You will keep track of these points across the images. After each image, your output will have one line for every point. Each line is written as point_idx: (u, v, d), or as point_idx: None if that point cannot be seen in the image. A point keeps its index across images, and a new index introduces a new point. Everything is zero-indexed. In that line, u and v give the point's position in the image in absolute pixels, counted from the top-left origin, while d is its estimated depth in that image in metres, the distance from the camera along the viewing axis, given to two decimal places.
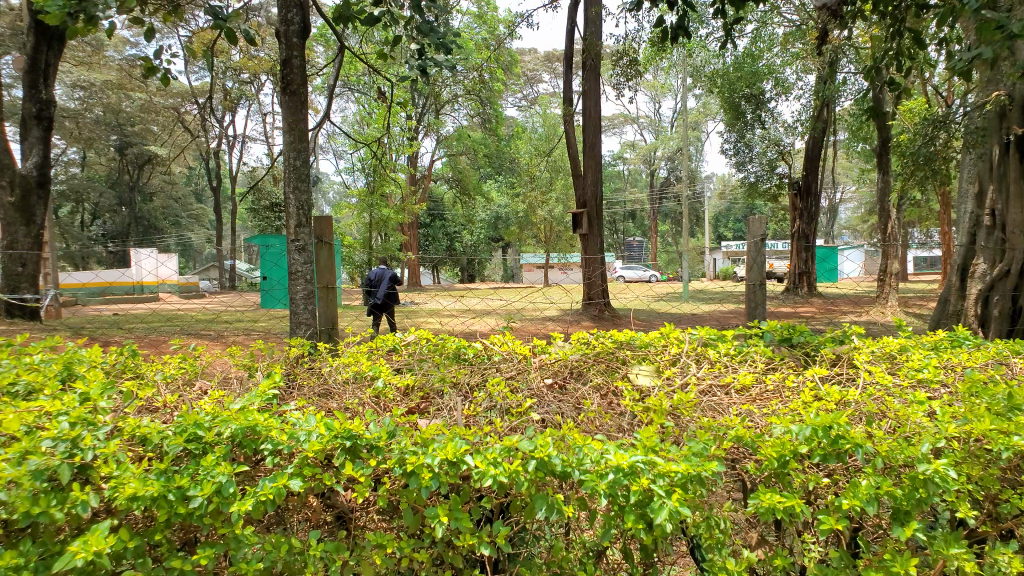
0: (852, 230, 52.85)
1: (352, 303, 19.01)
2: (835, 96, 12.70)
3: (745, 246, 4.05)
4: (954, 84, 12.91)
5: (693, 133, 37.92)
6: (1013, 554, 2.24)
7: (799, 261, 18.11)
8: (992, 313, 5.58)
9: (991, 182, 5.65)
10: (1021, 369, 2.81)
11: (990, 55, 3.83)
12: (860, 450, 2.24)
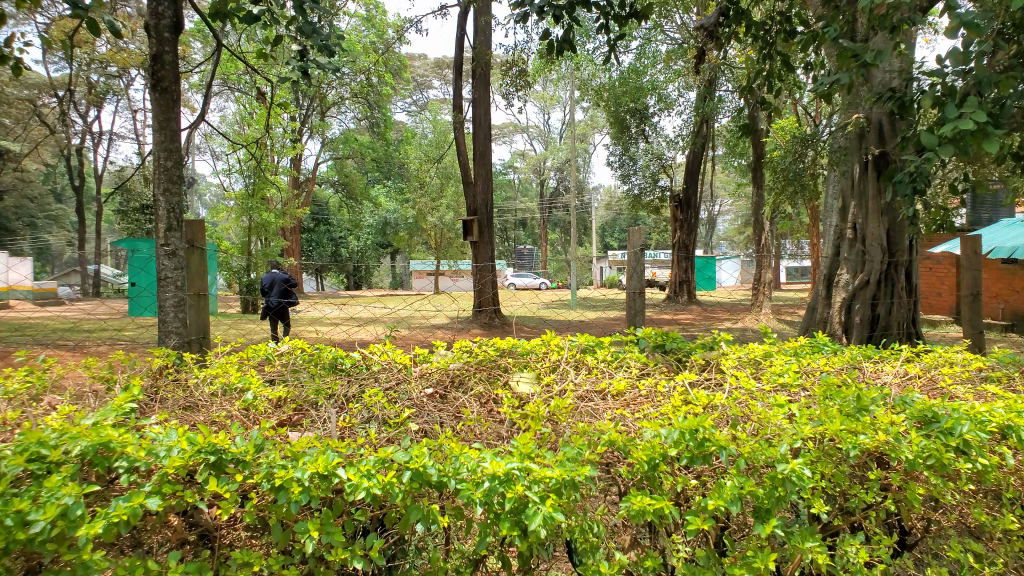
0: (728, 241, 55.65)
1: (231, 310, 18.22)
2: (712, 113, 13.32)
3: (626, 255, 4.15)
4: (818, 106, 13.84)
5: (581, 144, 38.83)
6: (861, 545, 2.40)
7: (680, 271, 18.86)
8: (854, 321, 5.92)
9: (853, 198, 6.04)
10: (872, 373, 3.02)
11: (846, 80, 4.12)
12: (724, 452, 2.35)
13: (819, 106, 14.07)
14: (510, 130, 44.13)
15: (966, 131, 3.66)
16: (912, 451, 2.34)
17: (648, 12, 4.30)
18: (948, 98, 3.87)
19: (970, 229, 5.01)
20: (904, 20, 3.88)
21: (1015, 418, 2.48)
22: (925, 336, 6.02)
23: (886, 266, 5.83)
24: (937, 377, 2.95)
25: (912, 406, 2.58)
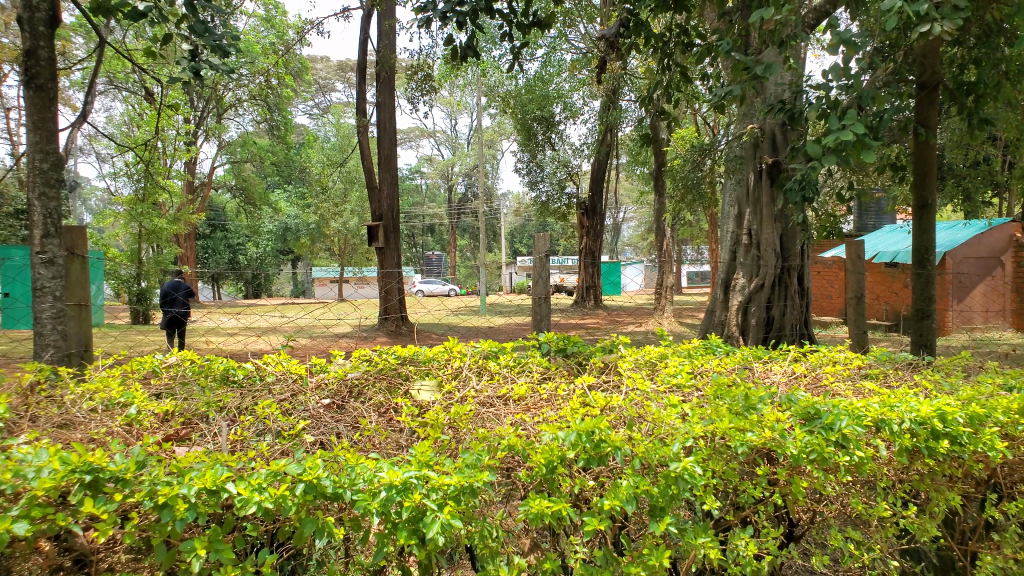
0: (634, 248, 57.33)
1: (118, 321, 17.27)
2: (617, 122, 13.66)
3: (531, 262, 4.17)
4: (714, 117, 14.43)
5: (489, 150, 39.05)
6: (750, 539, 2.49)
7: (587, 276, 19.21)
8: (751, 323, 6.16)
9: (748, 205, 6.28)
10: (761, 372, 3.15)
11: (739, 91, 4.28)
12: (618, 453, 2.40)
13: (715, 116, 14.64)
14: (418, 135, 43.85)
15: (847, 142, 3.87)
16: (795, 447, 2.45)
17: (551, 20, 4.35)
18: (832, 112, 4.07)
19: (853, 235, 5.27)
20: (792, 35, 4.06)
21: (888, 411, 2.64)
22: (816, 336, 6.34)
23: (779, 270, 6.10)
24: (820, 374, 3.10)
25: (796, 404, 2.71)
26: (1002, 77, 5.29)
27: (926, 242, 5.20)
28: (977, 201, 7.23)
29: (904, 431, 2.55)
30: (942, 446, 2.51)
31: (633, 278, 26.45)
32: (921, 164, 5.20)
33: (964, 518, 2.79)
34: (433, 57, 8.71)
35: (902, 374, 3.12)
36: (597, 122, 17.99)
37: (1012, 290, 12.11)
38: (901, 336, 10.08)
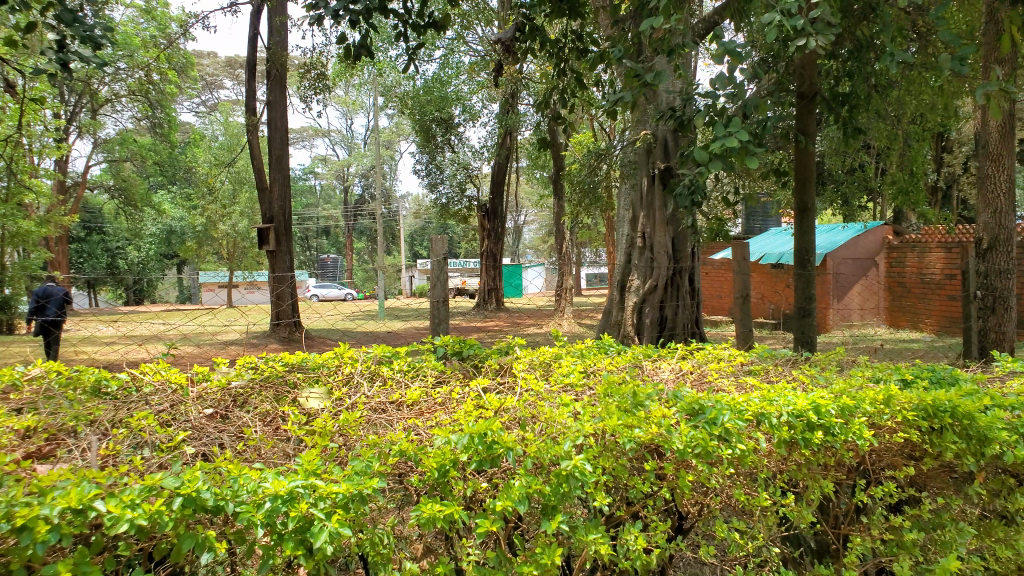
0: (534, 250, 58.06)
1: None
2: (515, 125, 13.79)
3: (429, 264, 4.09)
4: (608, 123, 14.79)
5: (387, 152, 38.63)
6: (639, 533, 2.56)
7: (488, 279, 19.29)
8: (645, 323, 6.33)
9: (642, 209, 6.46)
10: (651, 369, 3.24)
11: (630, 97, 4.38)
12: (510, 453, 2.41)
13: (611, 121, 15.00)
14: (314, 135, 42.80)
15: (732, 148, 4.01)
16: (681, 441, 2.53)
17: (447, 22, 4.33)
18: (718, 119, 4.22)
19: (739, 237, 5.51)
20: (681, 44, 4.19)
21: (767, 405, 2.76)
22: (707, 334, 6.60)
23: (672, 272, 6.33)
24: (707, 371, 3.21)
25: (682, 400, 2.80)
26: (872, 90, 5.65)
27: (805, 244, 5.49)
28: (852, 206, 7.68)
29: (782, 424, 2.68)
30: (817, 436, 2.65)
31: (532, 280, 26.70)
32: (801, 170, 5.50)
33: (838, 504, 2.94)
34: (326, 55, 8.53)
35: (782, 369, 3.27)
36: (495, 125, 18.12)
37: (885, 288, 12.94)
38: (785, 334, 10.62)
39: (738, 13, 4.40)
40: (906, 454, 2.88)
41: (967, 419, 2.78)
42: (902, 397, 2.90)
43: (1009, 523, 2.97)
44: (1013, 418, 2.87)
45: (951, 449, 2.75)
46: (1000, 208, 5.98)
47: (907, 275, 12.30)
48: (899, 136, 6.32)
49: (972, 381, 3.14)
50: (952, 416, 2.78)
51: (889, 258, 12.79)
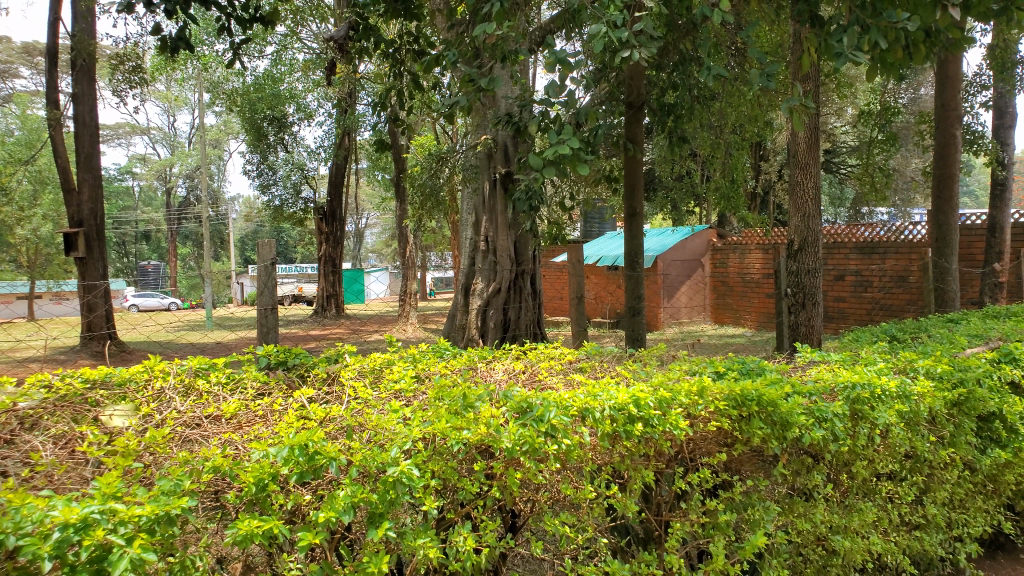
0: (376, 254, 57.11)
1: None
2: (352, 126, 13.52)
3: (255, 270, 3.94)
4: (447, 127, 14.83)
5: (215, 151, 36.52)
6: (468, 533, 2.57)
7: (328, 284, 18.78)
8: (488, 325, 6.41)
9: (484, 213, 6.52)
10: (483, 370, 3.27)
11: (465, 102, 4.37)
12: (333, 463, 2.33)
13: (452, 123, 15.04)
14: (134, 131, 39.65)
15: (564, 155, 4.07)
16: (509, 440, 2.57)
17: (275, 17, 4.14)
18: (552, 126, 4.30)
19: (574, 240, 5.70)
20: (515, 51, 4.24)
21: (592, 401, 2.85)
22: (549, 335, 6.79)
23: (514, 275, 6.47)
24: (537, 370, 3.28)
25: (512, 400, 2.84)
26: (696, 101, 6.01)
27: (636, 246, 5.77)
28: (681, 211, 8.15)
29: (604, 418, 2.78)
30: (637, 428, 2.78)
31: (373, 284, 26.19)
32: (631, 176, 5.78)
33: (660, 492, 3.08)
34: (140, 47, 7.96)
35: (607, 365, 3.40)
36: (333, 126, 17.76)
37: (710, 287, 13.94)
38: (621, 332, 11.07)
39: (570, 23, 4.52)
40: (719, 441, 3.07)
41: (770, 406, 3.01)
42: (714, 388, 3.09)
43: (808, 499, 3.24)
44: (809, 404, 3.14)
45: (758, 434, 2.96)
46: (809, 213, 6.54)
47: (730, 275, 13.33)
48: (722, 146, 6.78)
49: (775, 371, 3.41)
50: (758, 404, 3.00)
51: (713, 259, 13.79)
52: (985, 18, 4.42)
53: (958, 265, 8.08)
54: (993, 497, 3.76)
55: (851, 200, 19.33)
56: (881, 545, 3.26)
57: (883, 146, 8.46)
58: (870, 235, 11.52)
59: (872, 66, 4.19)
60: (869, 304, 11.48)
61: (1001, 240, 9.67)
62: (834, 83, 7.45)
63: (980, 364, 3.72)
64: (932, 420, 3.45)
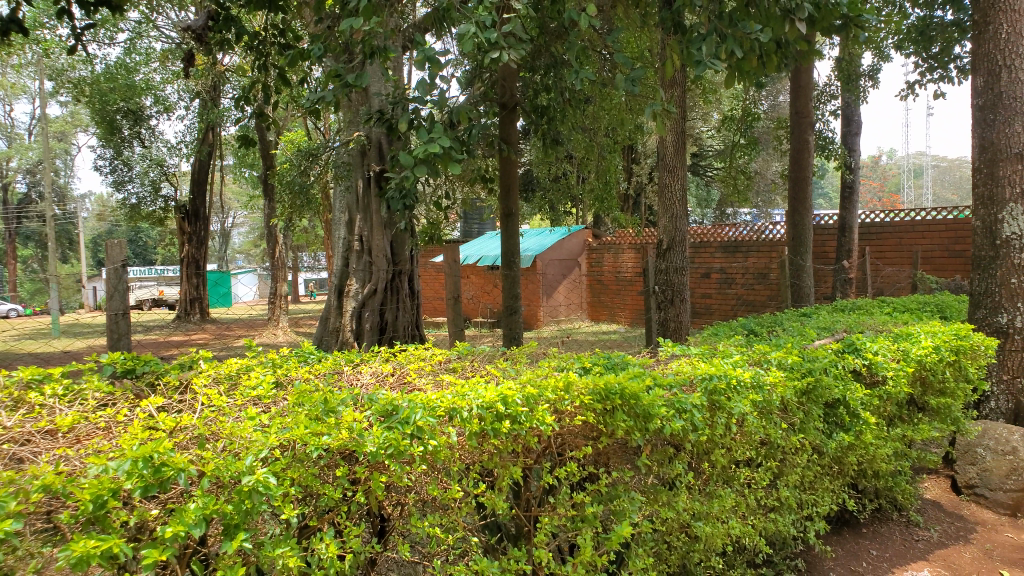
0: (246, 254, 54.83)
1: None
2: (216, 121, 12.95)
3: (104, 273, 3.70)
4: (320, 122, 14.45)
5: (61, 144, 33.83)
6: (330, 540, 2.49)
7: (191, 287, 17.84)
8: (364, 328, 6.31)
9: (358, 211, 6.42)
10: (350, 374, 3.22)
11: (332, 98, 4.24)
12: (181, 475, 2.21)
13: (325, 120, 14.65)
14: None
15: (435, 153, 4.03)
16: (373, 444, 2.53)
17: (122, 3, 3.88)
18: (422, 125, 4.24)
19: (450, 240, 5.69)
20: (384, 47, 4.17)
21: (459, 400, 2.85)
22: (428, 335, 6.74)
23: (390, 275, 6.38)
24: (405, 372, 3.26)
25: (377, 402, 2.80)
26: (568, 103, 6.14)
27: (512, 245, 5.86)
28: (557, 212, 8.30)
29: (472, 417, 2.78)
30: (504, 426, 2.79)
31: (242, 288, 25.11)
32: (506, 176, 5.82)
33: (529, 488, 3.12)
34: None
35: (477, 364, 3.41)
36: (195, 120, 16.96)
37: (586, 286, 14.31)
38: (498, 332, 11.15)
39: (441, 21, 4.48)
40: (585, 434, 3.15)
41: (633, 399, 3.10)
42: (580, 383, 3.16)
43: (672, 488, 3.37)
44: (670, 395, 3.27)
45: (621, 427, 3.05)
46: (676, 213, 6.81)
47: (604, 274, 13.82)
48: (594, 148, 6.96)
49: (638, 365, 3.53)
50: (621, 397, 3.09)
51: (590, 259, 14.25)
52: (829, 33, 4.74)
53: (811, 262, 8.67)
54: (839, 477, 4.04)
55: (717, 202, 20.35)
56: (739, 527, 3.44)
57: (745, 151, 8.94)
58: (734, 235, 12.19)
59: (729, 73, 4.39)
60: (732, 300, 12.14)
61: (850, 239, 10.45)
62: (698, 89, 7.81)
63: (826, 354, 3.99)
64: (784, 408, 3.67)
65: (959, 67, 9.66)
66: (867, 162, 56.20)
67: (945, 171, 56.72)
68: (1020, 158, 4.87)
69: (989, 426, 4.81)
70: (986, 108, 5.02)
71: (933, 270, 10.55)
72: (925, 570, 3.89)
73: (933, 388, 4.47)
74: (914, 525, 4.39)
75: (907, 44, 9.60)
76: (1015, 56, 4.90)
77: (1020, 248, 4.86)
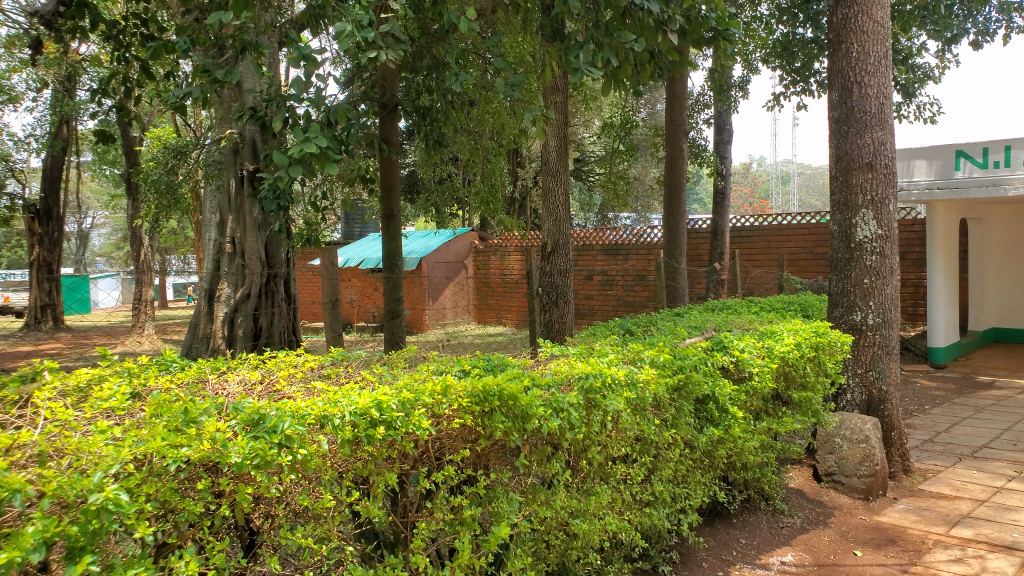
0: (108, 258, 51.36)
1: None
2: (71, 114, 12.04)
3: None
4: (191, 119, 13.77)
5: None
6: (191, 557, 2.36)
7: (41, 292, 16.47)
8: (237, 334, 6.15)
9: (231, 213, 6.29)
10: (215, 383, 3.09)
11: (199, 94, 4.03)
12: (18, 496, 2.03)
13: (196, 116, 13.95)
14: None
15: (311, 154, 3.92)
16: (237, 454, 2.42)
17: None
18: (298, 124, 4.11)
19: (329, 243, 5.56)
20: (256, 43, 4.04)
21: (331, 407, 2.78)
22: (304, 340, 6.62)
23: (264, 279, 6.25)
24: (275, 380, 3.15)
25: (243, 411, 2.69)
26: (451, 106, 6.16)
27: (394, 249, 6.05)
28: (442, 214, 8.27)
29: (345, 424, 2.72)
30: (377, 432, 2.75)
31: (102, 292, 23.48)
32: (387, 179, 6.14)
33: (406, 493, 3.08)
34: None
35: (352, 370, 3.35)
36: (47, 112, 15.71)
37: (473, 288, 14.55)
38: (380, 336, 11.01)
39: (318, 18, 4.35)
40: (463, 437, 3.12)
41: (511, 400, 3.13)
42: (458, 386, 3.14)
43: (550, 487, 3.41)
44: (547, 395, 3.32)
45: (499, 428, 3.07)
46: (560, 217, 6.92)
47: (491, 276, 14.09)
48: (478, 151, 7.00)
49: (517, 366, 3.55)
50: (499, 399, 3.10)
51: (476, 261, 14.43)
52: (700, 44, 4.95)
53: (685, 265, 9.05)
54: (710, 471, 4.21)
55: (598, 206, 20.93)
56: (615, 523, 3.52)
57: (624, 157, 9.23)
58: (615, 238, 12.57)
59: (605, 80, 4.51)
60: (613, 301, 12.56)
61: (722, 242, 10.96)
62: (579, 96, 8.01)
63: (696, 352, 4.17)
64: (657, 405, 3.81)
65: (818, 82, 10.36)
66: (739, 169, 59.33)
67: (809, 177, 60.77)
68: (870, 167, 5.26)
69: (845, 417, 5.14)
70: (840, 121, 5.38)
71: (797, 271, 11.27)
72: (789, 554, 4.13)
73: (795, 382, 4.75)
74: (779, 512, 4.64)
75: (772, 58, 10.20)
76: (865, 73, 5.28)
77: (871, 251, 5.26)
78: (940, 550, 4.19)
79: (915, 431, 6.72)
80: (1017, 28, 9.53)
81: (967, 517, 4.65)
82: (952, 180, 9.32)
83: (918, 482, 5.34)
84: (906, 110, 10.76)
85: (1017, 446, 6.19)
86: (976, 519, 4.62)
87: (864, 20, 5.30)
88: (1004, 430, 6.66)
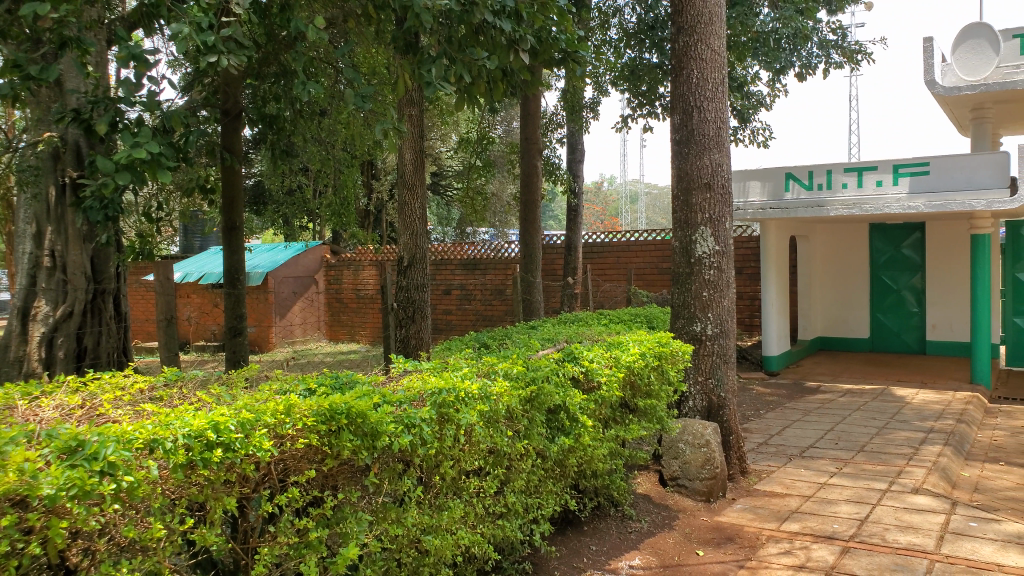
0: None
1: None
2: None
3: None
4: (8, 118, 12.54)
5: None
6: None
7: None
8: (57, 355, 5.76)
9: (49, 223, 5.88)
10: (25, 410, 2.80)
11: (9, 91, 3.68)
12: None
13: (9, 115, 12.71)
14: None
15: (140, 160, 3.67)
16: (50, 486, 2.20)
17: None
18: (128, 128, 3.85)
19: (166, 256, 5.23)
20: (76, 39, 3.74)
21: (161, 430, 2.60)
22: (134, 360, 6.41)
23: (90, 294, 5.98)
24: (97, 404, 2.91)
25: (58, 438, 2.44)
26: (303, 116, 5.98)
27: (235, 262, 5.82)
28: (292, 225, 8.01)
29: (177, 447, 2.55)
30: (214, 456, 2.60)
31: None
32: (228, 189, 5.90)
33: (246, 518, 2.93)
34: None
35: (186, 392, 3.16)
36: None
37: (323, 303, 14.20)
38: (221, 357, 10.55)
39: (151, 17, 4.16)
40: (309, 457, 3.00)
41: (360, 418, 3.06)
42: (302, 405, 3.02)
43: (401, 504, 3.35)
44: (399, 411, 3.28)
45: (347, 446, 2.99)
46: (416, 231, 6.86)
47: (344, 291, 13.84)
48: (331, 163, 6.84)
49: (367, 384, 3.48)
50: (347, 417, 3.03)
51: (327, 276, 14.13)
52: (550, 64, 5.14)
53: (540, 280, 9.26)
54: (561, 480, 4.31)
55: (456, 220, 21.08)
56: (468, 537, 3.50)
57: (480, 172, 9.35)
58: (473, 253, 12.67)
59: (459, 95, 4.56)
60: (470, 315, 12.71)
61: (575, 257, 11.19)
62: (436, 110, 8.04)
63: (547, 364, 4.28)
64: (509, 416, 3.86)
65: (663, 105, 10.97)
66: (593, 186, 61.65)
67: (656, 197, 64.07)
68: (709, 187, 5.62)
69: (687, 422, 5.41)
70: (682, 142, 5.71)
71: (644, 284, 11.84)
72: (637, 558, 4.29)
73: (640, 391, 4.97)
74: (628, 518, 4.82)
75: (620, 81, 10.70)
76: (704, 99, 5.65)
77: (709, 266, 5.61)
78: (772, 544, 4.51)
79: (751, 435, 7.20)
80: (835, 63, 10.54)
81: (795, 513, 5.03)
82: (782, 202, 10.19)
83: (754, 483, 5.72)
84: (742, 134, 11.60)
85: (838, 445, 6.79)
86: (803, 513, 5.01)
87: (703, 49, 5.67)
88: (827, 431, 7.28)
